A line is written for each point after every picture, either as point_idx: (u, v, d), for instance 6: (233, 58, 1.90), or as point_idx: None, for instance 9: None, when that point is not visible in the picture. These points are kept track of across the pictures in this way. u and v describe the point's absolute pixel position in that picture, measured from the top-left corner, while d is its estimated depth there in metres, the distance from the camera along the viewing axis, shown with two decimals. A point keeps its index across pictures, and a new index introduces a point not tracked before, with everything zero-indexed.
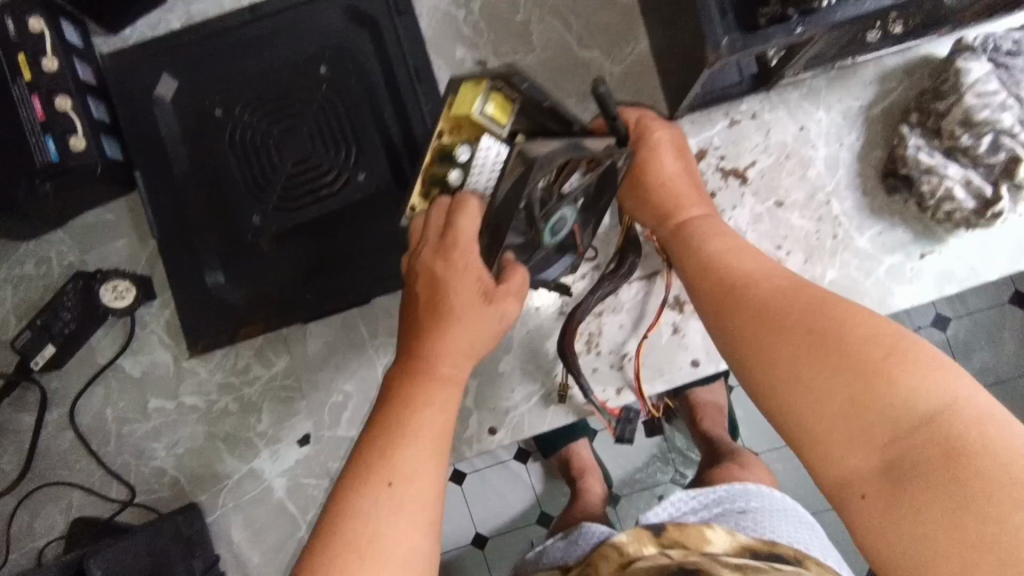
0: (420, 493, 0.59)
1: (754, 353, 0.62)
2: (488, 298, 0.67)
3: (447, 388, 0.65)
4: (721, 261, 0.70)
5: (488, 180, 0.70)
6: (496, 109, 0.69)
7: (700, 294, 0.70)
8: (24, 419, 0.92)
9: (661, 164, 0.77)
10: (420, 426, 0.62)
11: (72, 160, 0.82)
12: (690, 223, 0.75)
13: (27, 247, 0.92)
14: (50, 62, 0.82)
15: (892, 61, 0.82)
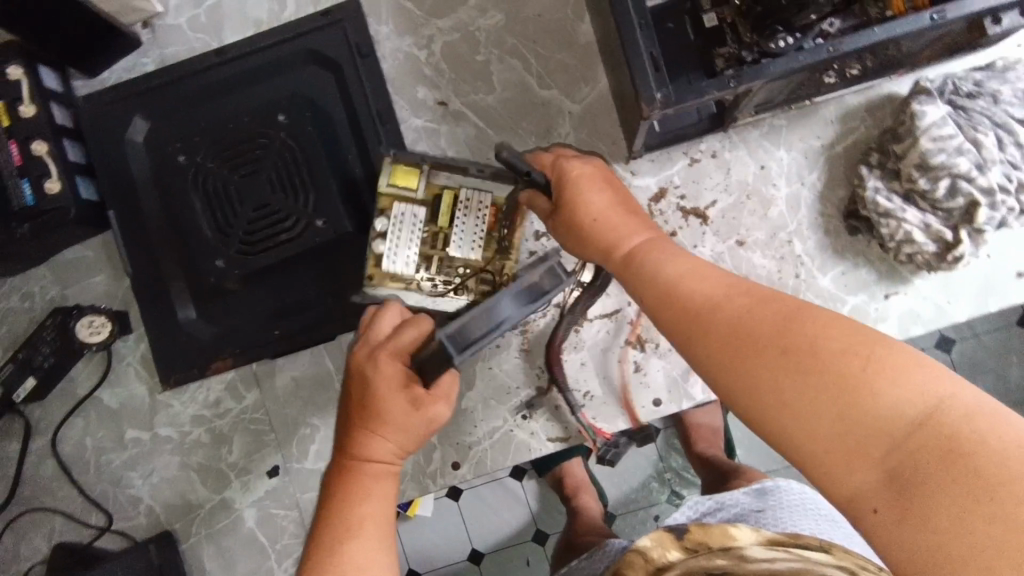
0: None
1: (728, 379, 0.49)
2: (422, 399, 0.69)
3: (384, 482, 0.68)
4: (669, 285, 0.57)
5: (407, 239, 0.77)
6: (399, 178, 0.78)
7: (658, 321, 0.57)
8: (9, 447, 0.95)
9: (588, 197, 0.68)
10: (365, 520, 0.64)
11: (47, 204, 0.86)
12: (635, 253, 0.63)
13: (12, 282, 0.96)
14: (28, 108, 0.86)
15: (853, 100, 0.82)
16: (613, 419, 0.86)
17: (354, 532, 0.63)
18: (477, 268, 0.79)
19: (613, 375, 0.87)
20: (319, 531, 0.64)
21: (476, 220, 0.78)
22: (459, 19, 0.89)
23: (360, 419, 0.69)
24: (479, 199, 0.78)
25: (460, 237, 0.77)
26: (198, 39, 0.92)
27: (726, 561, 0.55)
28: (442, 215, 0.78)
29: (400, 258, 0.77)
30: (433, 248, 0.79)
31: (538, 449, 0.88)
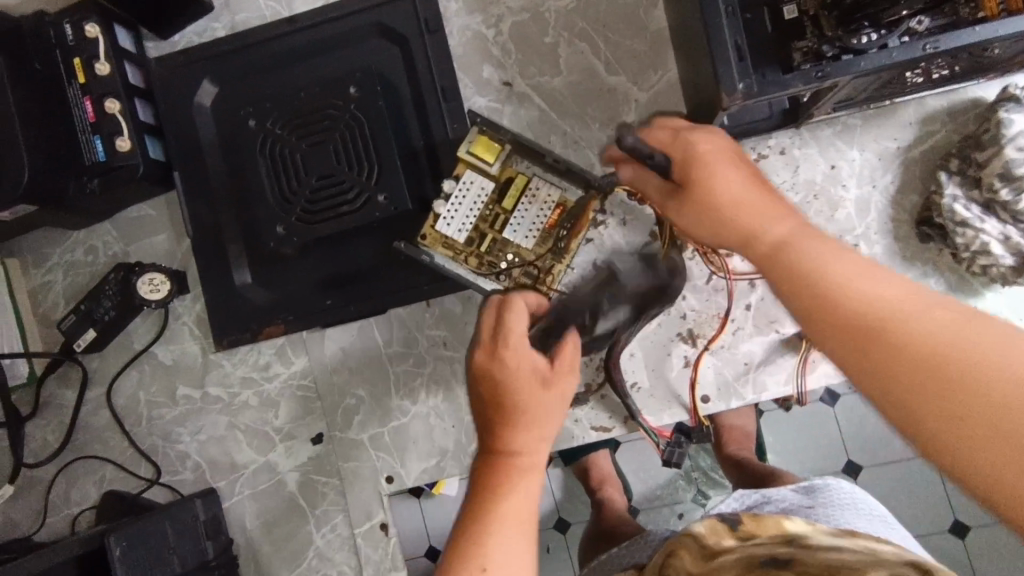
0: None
1: (912, 401, 0.43)
2: (552, 380, 0.65)
3: (526, 474, 0.62)
4: (837, 285, 0.49)
5: (466, 211, 0.77)
6: (481, 148, 0.77)
7: (816, 324, 0.49)
8: (66, 395, 0.99)
9: (722, 175, 0.59)
10: (512, 510, 0.59)
11: (117, 160, 0.88)
12: (783, 241, 0.55)
13: (78, 235, 0.99)
14: (104, 66, 0.88)
15: (934, 103, 0.79)
16: (658, 413, 0.86)
17: (499, 524, 0.58)
18: (525, 261, 0.79)
19: (662, 369, 0.86)
20: (465, 521, 0.60)
21: (538, 212, 0.78)
22: None
23: (497, 403, 0.64)
24: (546, 193, 0.78)
25: (518, 223, 0.78)
26: (269, 7, 0.93)
27: (790, 547, 0.58)
28: (508, 196, 0.78)
29: (455, 225, 0.78)
30: (489, 228, 0.79)
31: (581, 437, 0.88)
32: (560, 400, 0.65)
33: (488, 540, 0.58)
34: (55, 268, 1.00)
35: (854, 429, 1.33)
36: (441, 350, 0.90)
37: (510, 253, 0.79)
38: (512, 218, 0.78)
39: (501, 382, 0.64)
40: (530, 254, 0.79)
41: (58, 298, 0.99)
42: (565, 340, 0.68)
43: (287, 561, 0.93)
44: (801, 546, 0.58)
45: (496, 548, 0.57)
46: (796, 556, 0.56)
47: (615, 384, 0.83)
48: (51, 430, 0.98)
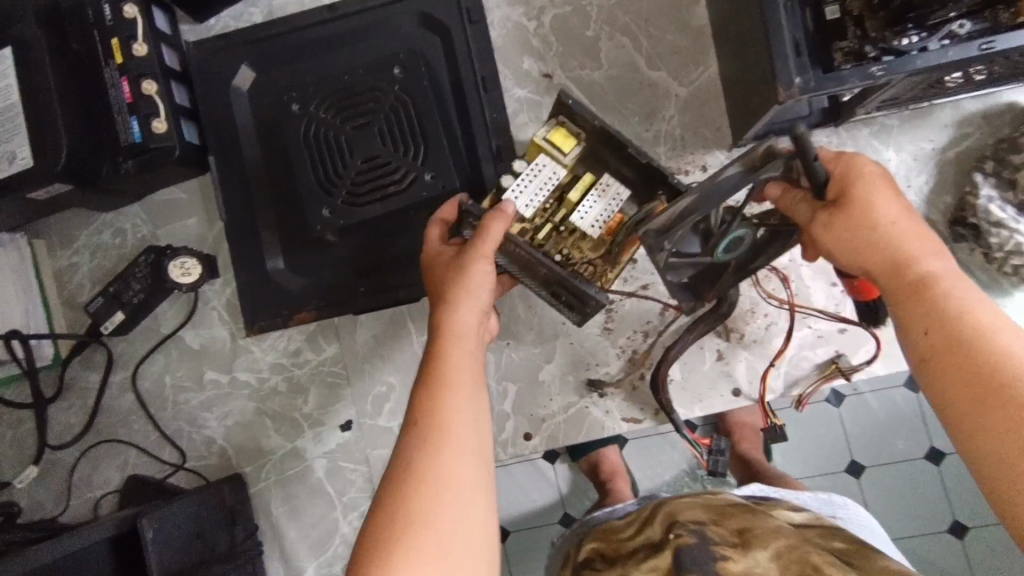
0: (471, 439, 0.59)
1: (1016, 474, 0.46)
2: (465, 262, 0.70)
3: (467, 340, 0.67)
4: (976, 339, 0.52)
5: (531, 191, 0.75)
6: (558, 133, 0.75)
7: (938, 366, 0.53)
8: (90, 377, 0.98)
9: (876, 205, 0.59)
10: (461, 370, 0.64)
11: (153, 142, 0.87)
12: (932, 280, 0.56)
13: (106, 217, 0.98)
14: (141, 47, 0.87)
15: (971, 106, 0.81)
16: (689, 405, 0.87)
17: (448, 390, 0.61)
18: (577, 261, 0.77)
19: (696, 361, 0.87)
20: (417, 392, 0.62)
21: (605, 209, 0.75)
22: None
23: (443, 288, 0.71)
24: (617, 191, 0.75)
25: (584, 217, 0.74)
26: None
27: (845, 544, 0.63)
28: (576, 189, 0.76)
29: (520, 205, 0.75)
30: (548, 220, 0.77)
31: (612, 428, 0.88)
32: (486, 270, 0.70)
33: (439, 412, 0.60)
34: (81, 250, 0.99)
35: (860, 430, 1.34)
36: None
37: (563, 250, 0.77)
38: (579, 209, 0.75)
39: (444, 271, 0.73)
40: (583, 253, 0.77)
41: (84, 280, 0.99)
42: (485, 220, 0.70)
43: (311, 549, 0.93)
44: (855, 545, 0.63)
45: (447, 415, 0.60)
46: (852, 556, 0.61)
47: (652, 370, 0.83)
48: (75, 412, 0.98)
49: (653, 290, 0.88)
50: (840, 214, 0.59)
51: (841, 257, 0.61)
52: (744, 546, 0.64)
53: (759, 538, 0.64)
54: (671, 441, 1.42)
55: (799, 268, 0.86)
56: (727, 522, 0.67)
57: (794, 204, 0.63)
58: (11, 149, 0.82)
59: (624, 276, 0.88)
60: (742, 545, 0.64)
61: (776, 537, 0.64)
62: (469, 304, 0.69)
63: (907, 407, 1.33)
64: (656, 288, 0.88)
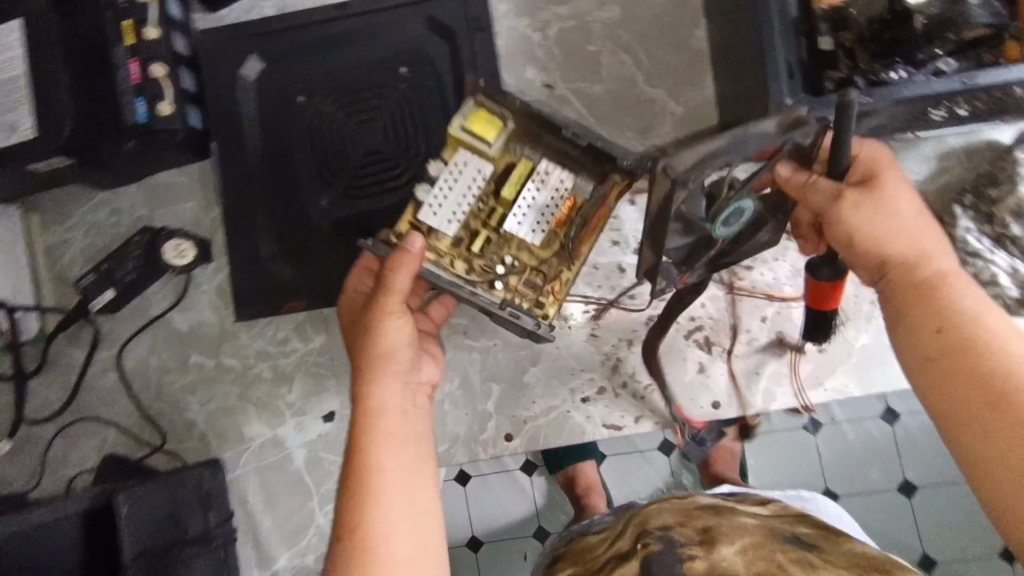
0: (405, 506, 0.62)
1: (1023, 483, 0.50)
2: (376, 324, 0.71)
3: (392, 416, 0.68)
4: (985, 344, 0.55)
5: (456, 198, 0.74)
6: (476, 125, 0.74)
7: (946, 367, 0.56)
8: (74, 354, 0.97)
9: (893, 202, 0.62)
10: (389, 445, 0.65)
11: (158, 125, 0.87)
12: (942, 281, 0.60)
13: (104, 195, 0.99)
14: (152, 31, 0.87)
15: (953, 141, 0.84)
16: (669, 415, 0.88)
17: (371, 494, 0.62)
18: (524, 266, 0.75)
19: (677, 373, 0.89)
20: (344, 502, 0.63)
21: (544, 203, 0.74)
22: (576, 8, 0.92)
23: (359, 363, 0.71)
24: (557, 181, 0.74)
25: (524, 214, 0.74)
26: None
27: (810, 529, 0.66)
28: (510, 186, 0.74)
29: (441, 215, 0.73)
30: (486, 222, 0.75)
31: (592, 433, 0.89)
32: (397, 328, 0.71)
33: (370, 521, 0.61)
34: (75, 227, 0.99)
35: (836, 457, 1.36)
36: (461, 338, 0.92)
37: (506, 257, 0.74)
38: (513, 211, 0.74)
39: (357, 336, 0.73)
40: (529, 256, 0.75)
41: (75, 257, 0.99)
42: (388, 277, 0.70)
43: (284, 538, 0.93)
44: (818, 529, 0.66)
45: (379, 516, 0.61)
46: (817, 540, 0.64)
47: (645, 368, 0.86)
48: (56, 388, 0.97)
49: (641, 300, 0.90)
50: (864, 192, 0.62)
51: (859, 240, 0.63)
52: (712, 542, 0.64)
53: (727, 535, 0.65)
54: (648, 459, 1.44)
55: (782, 287, 0.88)
56: (691, 522, 0.68)
57: (808, 185, 0.63)
58: (12, 120, 0.84)
59: (612, 284, 0.90)
60: (708, 543, 0.64)
61: (744, 534, 0.65)
62: (389, 377, 0.69)
63: (881, 439, 1.36)
64: (643, 297, 0.90)
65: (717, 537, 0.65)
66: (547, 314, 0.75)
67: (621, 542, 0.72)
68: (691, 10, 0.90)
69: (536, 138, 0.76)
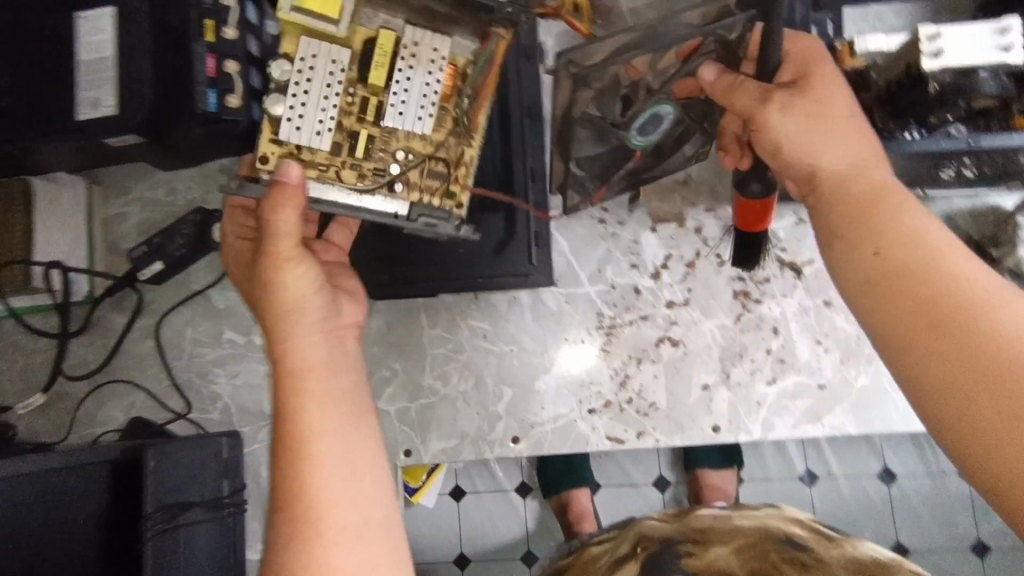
0: (339, 452, 0.64)
1: (959, 386, 0.51)
2: (271, 278, 0.70)
3: (319, 373, 0.68)
4: (929, 258, 0.57)
5: (317, 96, 0.77)
6: (314, 6, 0.74)
7: (886, 286, 0.57)
8: (116, 319, 1.04)
9: (827, 109, 0.67)
10: (313, 401, 0.66)
11: (227, 114, 0.95)
12: (884, 195, 0.62)
13: (163, 176, 1.07)
14: (231, 32, 0.96)
15: (961, 203, 0.90)
16: (670, 434, 0.93)
17: (304, 459, 0.62)
18: (419, 157, 0.79)
19: (681, 395, 0.93)
20: (278, 471, 0.63)
21: (420, 84, 0.78)
22: None
23: (269, 323, 0.70)
24: (431, 57, 0.78)
25: (406, 105, 0.78)
26: None
27: (805, 532, 0.71)
28: (377, 73, 0.78)
29: (306, 131, 0.77)
30: (367, 118, 0.79)
31: (595, 443, 0.94)
32: (292, 271, 0.71)
33: (305, 491, 0.61)
34: (134, 202, 1.07)
35: (829, 510, 1.39)
36: (480, 341, 0.97)
37: (398, 153, 0.79)
38: (388, 101, 0.78)
39: (258, 296, 0.72)
40: (420, 144, 0.80)
41: (130, 229, 1.06)
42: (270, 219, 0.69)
43: None
44: (814, 533, 0.71)
45: (312, 481, 0.62)
46: (810, 541, 0.68)
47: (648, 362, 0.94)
48: (94, 349, 1.03)
49: (652, 321, 0.95)
50: (795, 99, 0.67)
51: (787, 149, 0.68)
52: (705, 545, 0.68)
53: (723, 537, 0.69)
54: (642, 493, 1.47)
55: (789, 322, 0.93)
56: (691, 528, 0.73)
57: (733, 88, 0.70)
58: (95, 95, 0.90)
59: (627, 304, 0.95)
60: (704, 544, 0.69)
61: (737, 537, 0.69)
62: (301, 330, 0.69)
63: (878, 499, 1.40)
64: (654, 319, 0.95)
65: (712, 540, 0.69)
66: (460, 200, 0.80)
67: (626, 543, 0.77)
68: None
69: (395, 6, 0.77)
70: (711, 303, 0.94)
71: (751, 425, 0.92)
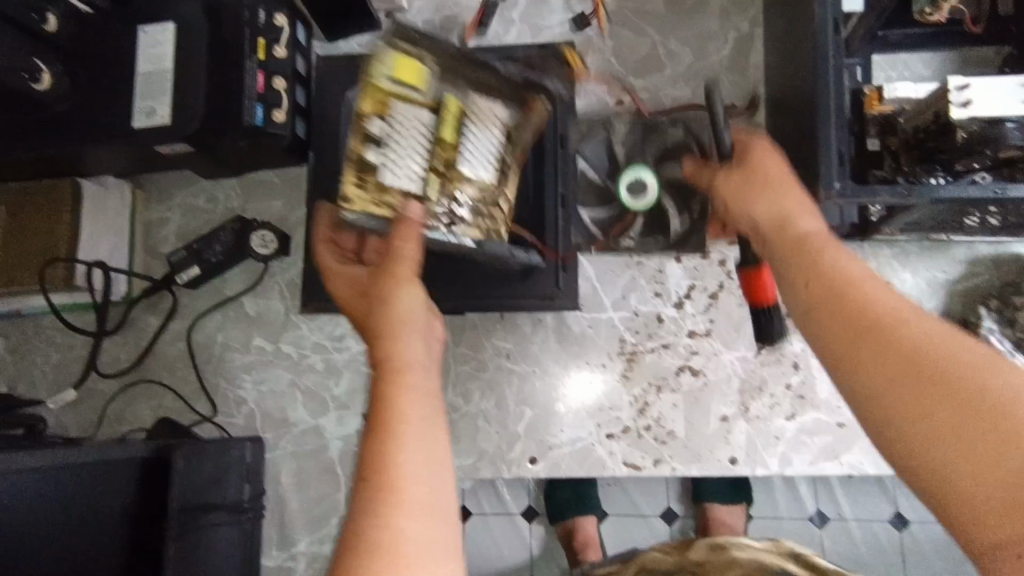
0: (430, 445, 0.57)
1: (899, 410, 0.47)
2: (391, 290, 0.68)
3: (416, 369, 0.62)
4: (848, 279, 0.54)
5: (406, 144, 0.80)
6: (404, 72, 0.79)
7: (816, 315, 0.53)
8: (150, 320, 1.07)
9: (764, 170, 0.67)
10: (415, 392, 0.60)
11: (272, 128, 0.99)
12: (806, 235, 0.60)
13: (205, 184, 1.11)
14: (281, 51, 1.01)
15: (983, 250, 0.92)
16: (687, 463, 0.93)
17: (394, 435, 0.56)
18: (478, 199, 0.84)
19: (699, 425, 0.94)
20: (363, 445, 0.57)
21: (483, 137, 0.84)
22: (650, 83, 1.04)
23: (377, 327, 0.66)
24: (488, 118, 0.84)
25: (472, 155, 0.82)
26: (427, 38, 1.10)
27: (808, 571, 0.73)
28: (449, 127, 0.81)
29: (401, 174, 0.79)
30: (438, 167, 0.81)
31: (613, 468, 0.94)
32: (404, 280, 0.68)
33: (390, 466, 0.54)
34: (175, 208, 1.11)
35: (838, 551, 1.39)
36: (503, 361, 0.99)
37: (461, 195, 0.82)
38: (464, 152, 0.82)
39: (369, 313, 0.69)
40: (480, 187, 0.84)
41: (170, 234, 1.10)
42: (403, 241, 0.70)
43: (309, 523, 0.99)
44: None
45: (398, 458, 0.55)
46: None
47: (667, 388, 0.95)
48: (127, 348, 1.06)
49: (673, 349, 0.96)
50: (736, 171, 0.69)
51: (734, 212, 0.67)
52: None
53: None
54: (649, 523, 1.46)
55: (810, 358, 0.94)
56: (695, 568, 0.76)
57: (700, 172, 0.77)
58: (151, 105, 0.95)
59: (649, 331, 0.97)
60: None
61: None
62: (410, 333, 0.65)
63: (889, 544, 1.39)
64: (676, 348, 0.96)
65: None
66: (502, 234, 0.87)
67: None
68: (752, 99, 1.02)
69: (462, 73, 0.84)
70: (733, 335, 0.96)
71: (768, 459, 0.92)
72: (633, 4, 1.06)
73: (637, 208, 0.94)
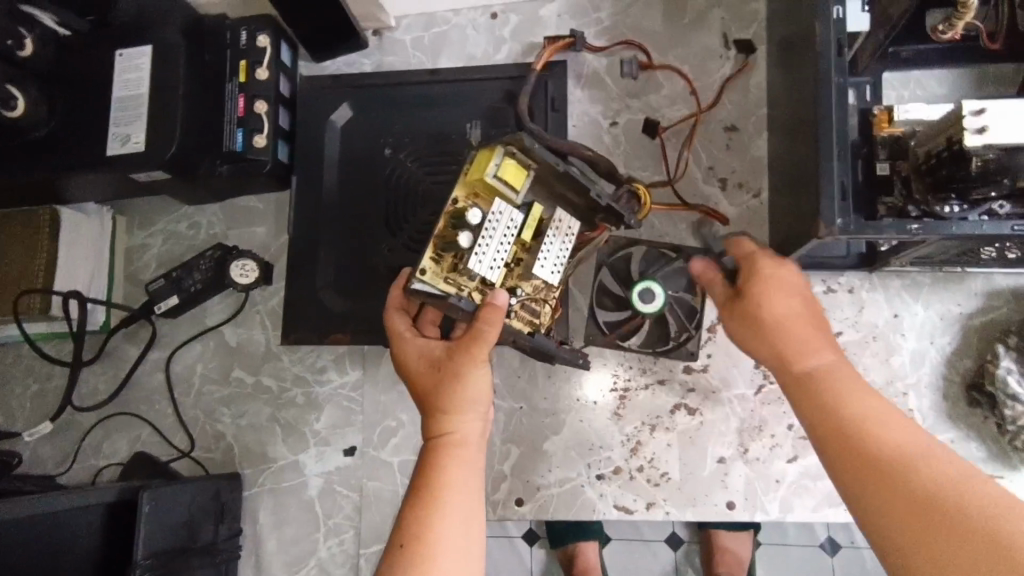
0: (458, 512, 0.68)
1: (905, 538, 0.52)
2: (464, 373, 0.75)
3: (470, 447, 0.74)
4: (859, 422, 0.61)
5: (495, 239, 0.79)
6: (509, 174, 0.79)
7: (830, 450, 0.62)
8: (129, 351, 1.04)
9: (772, 304, 0.72)
10: (456, 470, 0.71)
11: (251, 154, 0.96)
12: (818, 374, 0.67)
13: (186, 210, 1.08)
14: (263, 72, 0.98)
15: (1002, 281, 0.85)
16: (682, 507, 0.88)
17: (437, 510, 0.67)
18: (529, 297, 0.83)
19: (696, 468, 0.89)
20: (408, 514, 0.68)
21: (560, 245, 0.83)
22: (648, 103, 1.00)
23: (430, 406, 0.76)
24: (568, 227, 0.84)
25: (546, 258, 0.81)
26: (415, 56, 1.06)
27: None
28: (530, 230, 0.82)
29: (484, 264, 0.78)
30: (508, 263, 0.82)
31: (603, 512, 0.89)
32: (474, 364, 0.75)
33: (427, 535, 0.66)
34: (156, 234, 1.08)
35: None
36: None
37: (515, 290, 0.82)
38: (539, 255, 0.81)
39: (435, 393, 0.75)
40: (537, 288, 0.83)
41: (151, 261, 1.07)
42: (481, 321, 0.74)
43: (287, 564, 0.95)
44: None
45: (438, 530, 0.66)
46: None
47: (663, 430, 0.90)
48: (105, 379, 1.04)
49: (669, 387, 0.91)
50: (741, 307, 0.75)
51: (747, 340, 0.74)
52: None
53: None
54: (653, 550, 1.40)
55: None
56: None
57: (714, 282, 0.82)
58: (126, 132, 0.92)
59: (643, 366, 0.92)
60: None
61: None
62: (470, 415, 0.75)
63: None
64: (671, 384, 0.91)
65: None
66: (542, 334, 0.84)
67: None
68: (756, 119, 0.97)
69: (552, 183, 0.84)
70: (731, 372, 0.90)
71: (770, 504, 0.87)
72: (629, 20, 1.01)
73: (647, 313, 0.87)
